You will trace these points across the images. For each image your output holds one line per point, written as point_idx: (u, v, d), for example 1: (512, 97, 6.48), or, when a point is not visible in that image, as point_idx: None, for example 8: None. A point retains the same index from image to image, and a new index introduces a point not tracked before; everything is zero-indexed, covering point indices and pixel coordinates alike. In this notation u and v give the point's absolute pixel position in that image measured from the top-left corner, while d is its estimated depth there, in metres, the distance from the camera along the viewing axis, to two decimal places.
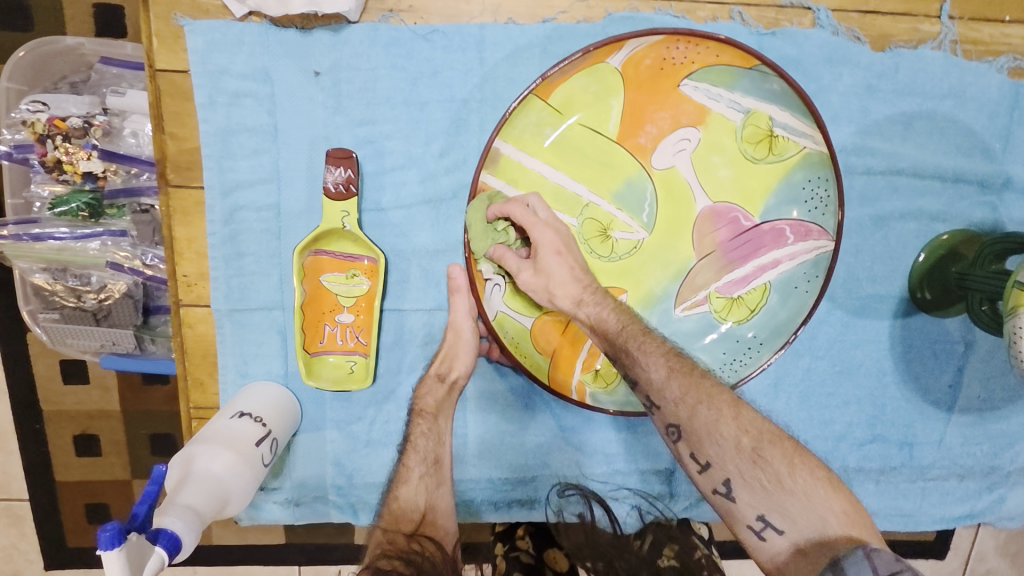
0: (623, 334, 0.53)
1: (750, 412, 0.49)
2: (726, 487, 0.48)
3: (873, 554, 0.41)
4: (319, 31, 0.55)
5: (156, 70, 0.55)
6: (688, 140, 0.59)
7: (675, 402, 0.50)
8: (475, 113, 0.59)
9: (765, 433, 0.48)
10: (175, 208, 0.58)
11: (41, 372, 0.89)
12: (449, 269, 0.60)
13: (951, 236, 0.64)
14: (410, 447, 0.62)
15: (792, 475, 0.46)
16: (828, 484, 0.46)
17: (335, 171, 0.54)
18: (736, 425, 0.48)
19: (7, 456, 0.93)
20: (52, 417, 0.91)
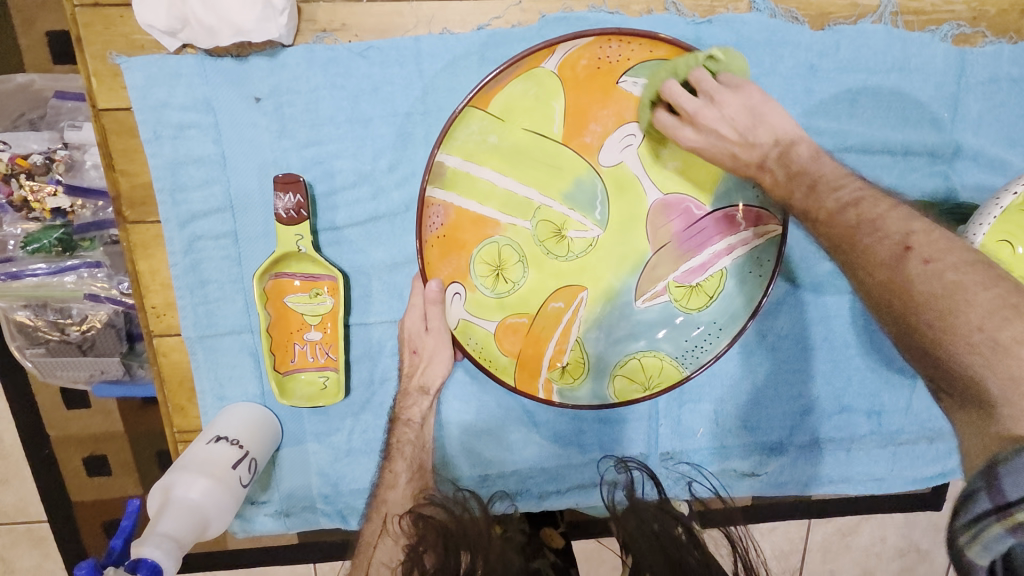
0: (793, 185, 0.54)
1: (914, 272, 0.45)
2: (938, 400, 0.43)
3: None
4: (255, 57, 0.56)
5: (99, 109, 0.55)
6: (634, 135, 0.61)
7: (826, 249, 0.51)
8: (419, 126, 0.59)
9: (930, 293, 0.43)
10: (135, 242, 0.60)
11: (45, 400, 0.92)
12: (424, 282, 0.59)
13: None
14: (396, 453, 0.63)
15: (973, 340, 0.41)
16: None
17: (284, 197, 0.55)
18: (994, 297, 0.41)
19: (23, 481, 0.97)
20: (60, 443, 0.94)
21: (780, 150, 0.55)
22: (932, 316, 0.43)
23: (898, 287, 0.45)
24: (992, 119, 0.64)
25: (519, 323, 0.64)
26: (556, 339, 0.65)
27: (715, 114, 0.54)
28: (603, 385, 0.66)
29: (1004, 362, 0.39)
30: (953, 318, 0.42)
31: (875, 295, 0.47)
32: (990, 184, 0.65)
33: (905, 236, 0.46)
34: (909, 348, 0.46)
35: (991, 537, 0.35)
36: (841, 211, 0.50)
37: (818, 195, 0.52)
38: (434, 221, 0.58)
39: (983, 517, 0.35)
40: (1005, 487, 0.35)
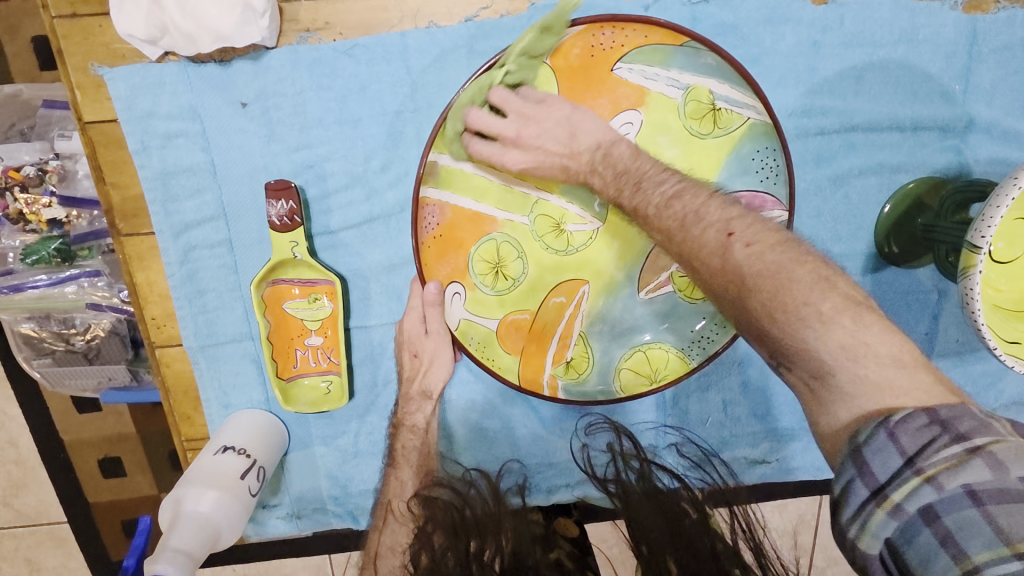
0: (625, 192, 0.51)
1: (739, 256, 0.42)
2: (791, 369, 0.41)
3: (898, 431, 0.34)
4: (238, 62, 0.54)
5: (85, 122, 0.54)
6: (632, 123, 0.59)
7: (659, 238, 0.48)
8: (410, 124, 0.58)
9: (757, 272, 0.41)
10: (131, 254, 0.59)
11: (58, 406, 0.93)
12: (422, 285, 0.58)
13: (916, 185, 0.63)
14: (402, 461, 0.62)
15: (802, 313, 0.39)
16: (887, 359, 0.37)
17: (276, 204, 0.54)
18: (809, 272, 0.41)
19: (42, 484, 0.99)
20: (76, 445, 0.95)
21: (602, 152, 0.53)
22: (765, 297, 0.40)
23: (727, 276, 0.43)
24: (1006, 88, 0.61)
25: (521, 320, 0.63)
26: (559, 334, 0.64)
27: (534, 129, 0.54)
28: (608, 380, 0.65)
29: (830, 331, 0.38)
30: (781, 297, 0.40)
31: (714, 288, 0.44)
32: (1006, 156, 0.63)
33: (726, 223, 0.44)
34: (747, 330, 0.43)
35: (874, 525, 0.34)
36: (669, 205, 0.47)
37: (643, 192, 0.49)
38: (430, 221, 0.57)
39: (863, 507, 0.34)
40: (873, 468, 0.34)
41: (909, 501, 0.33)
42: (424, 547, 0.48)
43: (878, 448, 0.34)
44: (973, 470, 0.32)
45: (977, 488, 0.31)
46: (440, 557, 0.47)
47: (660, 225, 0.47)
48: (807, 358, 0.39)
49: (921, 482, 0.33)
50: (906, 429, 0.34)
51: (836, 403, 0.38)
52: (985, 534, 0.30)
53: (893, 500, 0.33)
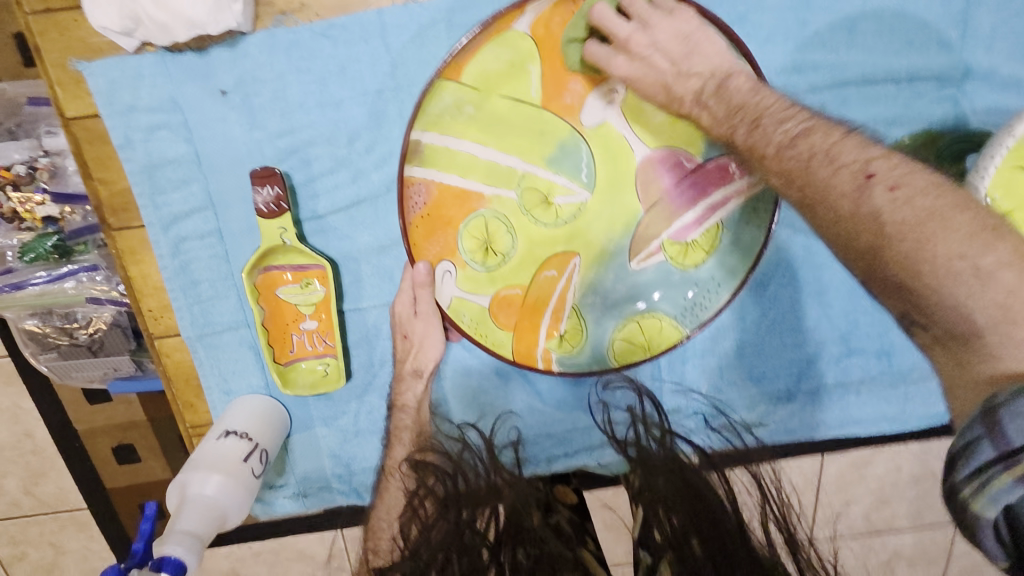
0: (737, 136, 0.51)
1: (876, 200, 0.42)
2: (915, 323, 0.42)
3: None
4: (216, 48, 0.54)
5: (68, 118, 0.54)
6: (617, 91, 0.58)
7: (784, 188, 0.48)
8: (392, 103, 0.57)
9: (900, 221, 0.41)
10: (123, 249, 0.59)
11: (68, 398, 0.95)
12: (413, 263, 0.59)
13: (911, 139, 0.62)
14: (395, 440, 0.62)
15: (955, 266, 0.38)
16: (998, 308, 0.37)
17: (262, 191, 0.54)
18: (970, 219, 0.40)
19: (60, 473, 1.02)
20: (90, 434, 0.98)
21: (717, 83, 0.52)
22: (909, 246, 0.40)
23: (862, 222, 0.42)
24: (1005, 34, 0.60)
25: (513, 295, 0.63)
26: (552, 308, 0.64)
27: (637, 54, 0.52)
28: (602, 352, 0.65)
29: (986, 289, 0.38)
30: (931, 247, 0.39)
31: (837, 234, 0.44)
32: (1004, 104, 0.61)
33: (865, 163, 0.44)
34: (877, 284, 0.43)
35: (996, 490, 0.30)
36: (792, 145, 0.47)
37: (763, 129, 0.49)
38: (416, 201, 0.57)
39: (985, 470, 0.30)
40: (1011, 431, 0.30)
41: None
42: (414, 518, 0.50)
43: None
44: None
45: None
46: (430, 529, 0.48)
47: (798, 178, 0.47)
48: (953, 316, 0.39)
49: None
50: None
51: (981, 363, 0.38)
52: None
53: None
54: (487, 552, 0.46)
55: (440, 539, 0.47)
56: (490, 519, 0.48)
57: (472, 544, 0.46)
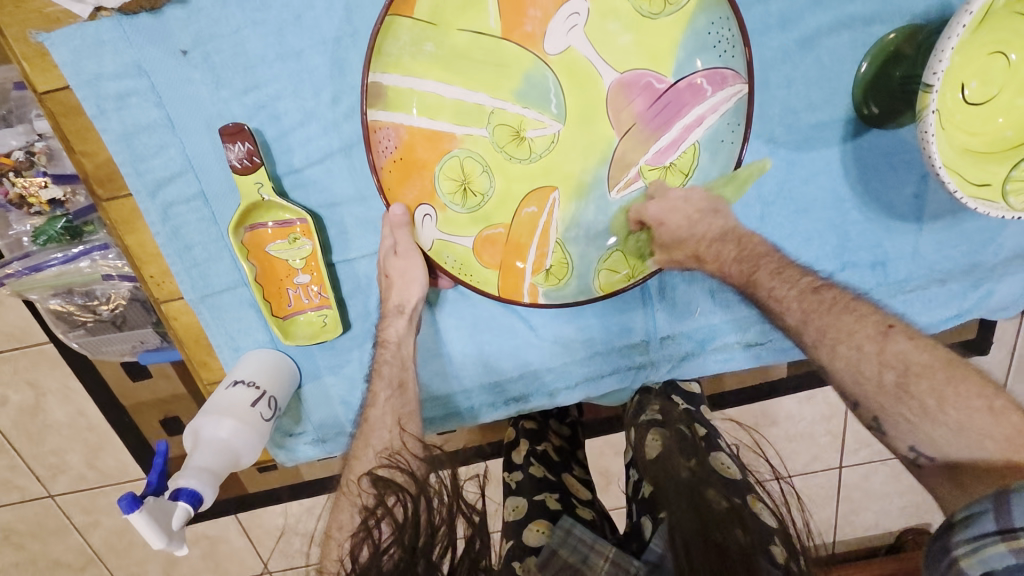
0: (756, 272, 0.64)
1: (898, 344, 0.56)
2: (914, 453, 0.54)
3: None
4: (169, 7, 0.54)
5: (41, 93, 0.56)
6: (578, 14, 0.56)
7: (816, 343, 0.59)
8: (351, 49, 0.57)
9: (922, 364, 0.54)
10: (116, 218, 0.62)
11: (111, 374, 1.03)
12: (389, 208, 0.60)
13: (896, 35, 0.59)
14: (376, 373, 0.66)
15: (965, 402, 0.51)
16: (997, 440, 0.49)
17: (234, 147, 0.56)
18: (972, 386, 0.52)
19: (119, 444, 1.12)
20: (137, 409, 1.06)
21: (737, 236, 0.65)
22: (925, 386, 0.53)
23: (889, 360, 0.55)
24: None
25: (496, 234, 0.64)
26: (536, 243, 0.65)
27: (665, 199, 0.63)
28: (588, 283, 0.66)
29: (972, 430, 0.51)
30: (943, 390, 0.52)
31: (863, 374, 0.56)
32: None
33: (885, 319, 0.58)
34: (889, 422, 0.55)
35: (990, 553, 0.41)
36: (817, 291, 0.61)
37: (790, 278, 0.63)
38: (386, 145, 0.58)
39: (985, 536, 0.42)
40: (1011, 512, 0.41)
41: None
42: (365, 540, 0.51)
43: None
44: None
45: None
46: (383, 555, 0.49)
47: (822, 318, 0.59)
48: (966, 447, 0.51)
49: None
50: None
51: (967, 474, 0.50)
52: None
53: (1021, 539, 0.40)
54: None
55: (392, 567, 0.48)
56: (446, 548, 0.50)
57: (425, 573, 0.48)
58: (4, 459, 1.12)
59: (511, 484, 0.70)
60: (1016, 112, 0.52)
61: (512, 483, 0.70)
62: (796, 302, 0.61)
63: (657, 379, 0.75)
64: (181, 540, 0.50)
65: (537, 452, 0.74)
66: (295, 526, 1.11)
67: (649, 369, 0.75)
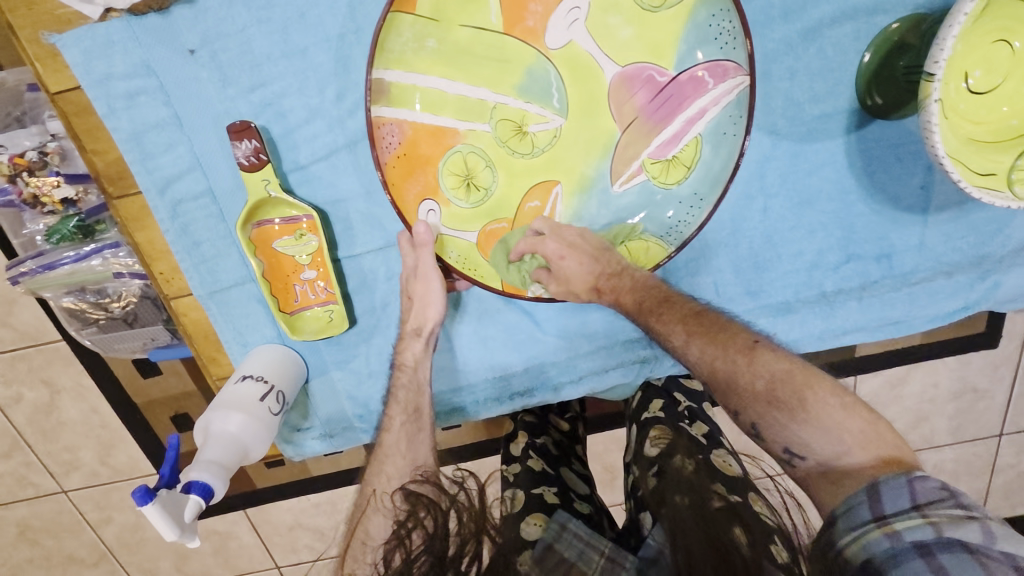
0: (644, 304, 0.60)
1: (766, 355, 0.54)
2: (788, 455, 0.51)
3: (916, 481, 0.44)
4: (177, 7, 0.55)
5: (53, 93, 0.57)
6: (579, 8, 0.56)
7: (698, 359, 0.56)
8: (355, 46, 0.58)
9: (784, 371, 0.53)
10: (127, 216, 0.63)
11: (123, 372, 1.04)
12: (413, 226, 0.61)
13: (899, 24, 0.58)
14: (392, 398, 0.66)
15: (828, 400, 0.50)
16: (865, 444, 0.48)
17: (241, 145, 0.57)
18: (829, 385, 0.52)
19: (130, 441, 1.14)
20: (149, 406, 1.07)
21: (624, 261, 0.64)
22: (792, 393, 0.51)
23: (758, 372, 0.53)
24: None
25: (499, 229, 0.65)
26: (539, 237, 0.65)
27: (561, 239, 0.63)
28: None
29: (839, 432, 0.49)
30: (808, 394, 0.51)
31: (741, 385, 0.53)
32: None
33: (754, 333, 0.56)
34: (766, 433, 0.52)
35: (869, 539, 0.42)
36: (701, 312, 0.59)
37: (675, 300, 0.60)
38: (390, 141, 0.59)
39: (863, 525, 0.43)
40: (883, 501, 0.43)
41: (908, 532, 0.41)
42: (397, 547, 0.50)
43: (895, 488, 0.44)
44: (971, 529, 0.40)
45: (973, 543, 0.39)
46: (413, 561, 0.48)
47: (702, 336, 0.57)
48: (834, 451, 0.48)
49: (924, 523, 0.41)
50: (923, 483, 0.43)
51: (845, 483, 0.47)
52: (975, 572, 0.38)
53: (893, 527, 0.41)
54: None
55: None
56: (474, 561, 0.49)
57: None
58: (20, 455, 1.15)
59: (508, 475, 0.71)
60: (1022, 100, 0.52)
61: (511, 474, 0.70)
62: (679, 324, 0.58)
63: (660, 373, 0.76)
64: (193, 532, 0.51)
65: (536, 444, 0.75)
66: (303, 521, 1.13)
67: (652, 363, 0.75)
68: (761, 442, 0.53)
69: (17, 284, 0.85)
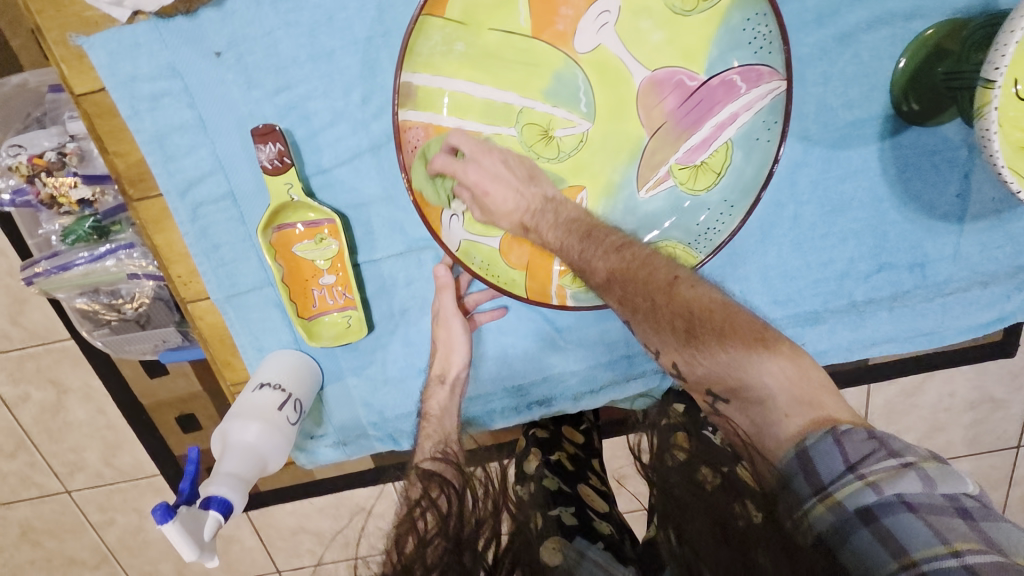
0: (567, 244, 0.56)
1: (686, 291, 0.52)
2: (713, 398, 0.50)
3: (844, 438, 0.42)
4: (204, 9, 0.54)
5: (77, 94, 0.57)
6: (609, 12, 0.55)
7: (620, 300, 0.54)
8: (382, 49, 0.57)
9: (706, 309, 0.50)
10: (147, 218, 0.63)
11: (131, 373, 1.04)
12: (435, 269, 0.65)
13: (935, 30, 0.57)
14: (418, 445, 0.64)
15: (752, 340, 0.48)
16: (799, 398, 0.46)
17: (265, 148, 0.56)
18: (754, 323, 0.50)
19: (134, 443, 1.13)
20: (155, 407, 1.07)
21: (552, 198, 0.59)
22: (713, 333, 0.49)
23: (680, 309, 0.51)
24: None
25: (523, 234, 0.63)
26: None
27: (483, 166, 0.58)
28: None
29: (762, 376, 0.47)
30: (731, 334, 0.49)
31: (663, 322, 0.52)
32: None
33: (675, 269, 0.54)
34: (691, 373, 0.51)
35: (817, 516, 0.42)
36: (624, 247, 0.56)
37: (602, 234, 0.57)
38: (416, 144, 0.58)
39: (807, 501, 0.43)
40: (819, 470, 0.42)
41: (850, 499, 0.41)
42: (410, 530, 0.47)
43: (826, 451, 0.42)
44: (907, 482, 0.40)
45: (911, 498, 0.39)
46: (427, 545, 0.44)
47: (625, 275, 0.54)
48: (759, 396, 0.47)
49: (864, 486, 0.41)
50: (851, 437, 0.42)
51: (772, 428, 0.46)
52: (922, 533, 0.38)
53: (836, 498, 0.41)
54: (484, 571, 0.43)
55: (436, 561, 0.43)
56: (490, 541, 0.46)
57: (470, 563, 0.43)
58: (25, 455, 1.14)
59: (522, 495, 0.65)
60: None
61: (524, 494, 0.65)
62: (601, 258, 0.55)
63: None
64: (213, 550, 0.50)
65: (550, 461, 0.71)
66: (307, 525, 1.11)
67: None
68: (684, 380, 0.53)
69: (31, 284, 0.85)
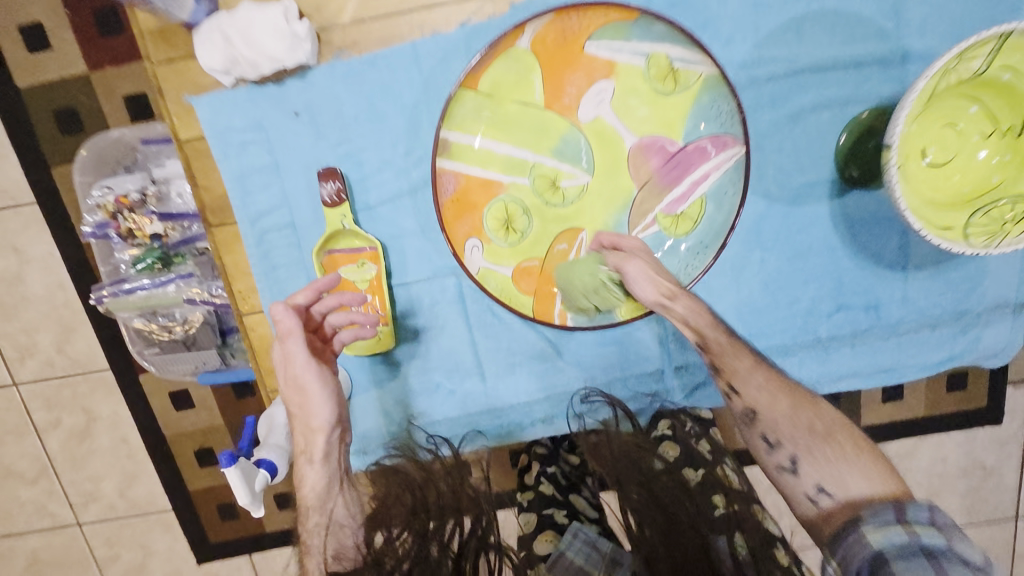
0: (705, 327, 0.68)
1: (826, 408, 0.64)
2: (792, 464, 0.59)
3: (935, 511, 0.49)
4: (290, 80, 0.70)
5: (182, 140, 0.71)
6: (606, 91, 0.70)
7: (758, 387, 0.65)
8: (425, 114, 0.72)
9: (832, 416, 0.62)
10: (220, 242, 0.76)
11: (158, 407, 1.15)
12: (275, 313, 0.63)
13: (868, 113, 0.72)
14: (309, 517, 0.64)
15: (861, 444, 0.59)
16: (879, 475, 0.55)
17: (327, 185, 0.70)
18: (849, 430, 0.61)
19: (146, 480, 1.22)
20: (176, 439, 1.16)
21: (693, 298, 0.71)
22: (822, 427, 0.60)
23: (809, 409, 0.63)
24: (938, 20, 0.69)
25: (532, 266, 0.76)
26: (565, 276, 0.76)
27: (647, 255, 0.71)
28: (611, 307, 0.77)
29: (854, 457, 0.57)
30: (842, 429, 0.60)
31: (781, 410, 0.62)
32: None
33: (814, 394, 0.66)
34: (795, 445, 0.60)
35: (890, 534, 0.48)
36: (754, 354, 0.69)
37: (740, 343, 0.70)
38: (447, 188, 0.71)
39: (887, 523, 0.49)
40: (904, 513, 0.49)
41: (925, 536, 0.47)
42: (379, 528, 0.58)
43: (916, 507, 0.50)
44: (963, 542, 0.47)
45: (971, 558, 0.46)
46: (395, 540, 0.56)
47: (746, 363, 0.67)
48: (853, 475, 0.55)
49: (935, 530, 0.48)
50: (936, 509, 0.50)
51: (850, 488, 0.55)
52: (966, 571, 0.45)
53: (914, 528, 0.48)
54: (451, 562, 0.54)
55: (406, 553, 0.54)
56: (454, 530, 0.57)
57: (435, 560, 0.54)
58: (45, 483, 1.21)
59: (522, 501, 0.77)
60: (978, 176, 0.61)
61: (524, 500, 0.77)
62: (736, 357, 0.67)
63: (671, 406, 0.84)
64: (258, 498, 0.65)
65: (547, 472, 0.80)
66: None
67: (663, 396, 0.84)
68: (794, 474, 0.59)
69: (100, 304, 0.96)
